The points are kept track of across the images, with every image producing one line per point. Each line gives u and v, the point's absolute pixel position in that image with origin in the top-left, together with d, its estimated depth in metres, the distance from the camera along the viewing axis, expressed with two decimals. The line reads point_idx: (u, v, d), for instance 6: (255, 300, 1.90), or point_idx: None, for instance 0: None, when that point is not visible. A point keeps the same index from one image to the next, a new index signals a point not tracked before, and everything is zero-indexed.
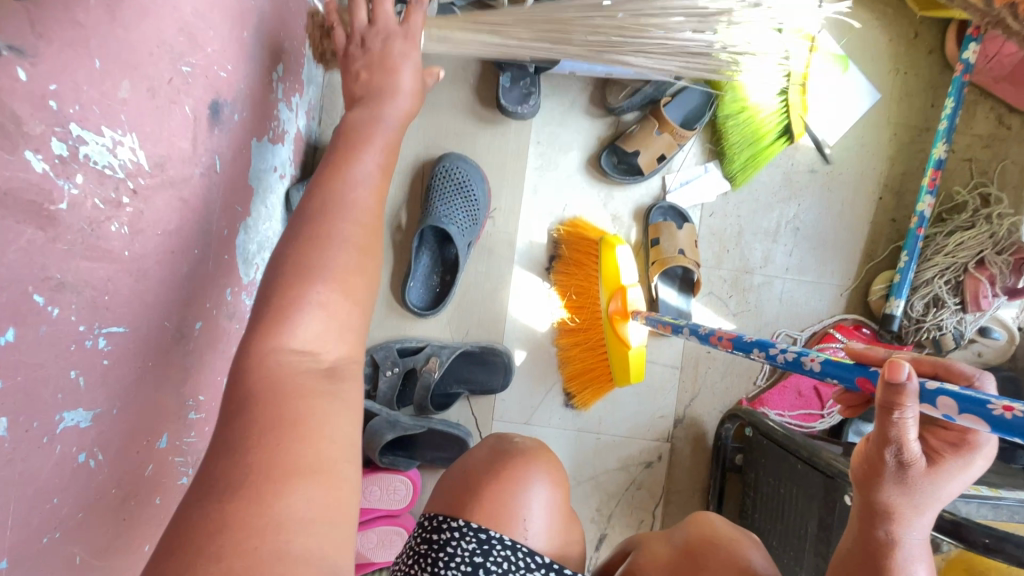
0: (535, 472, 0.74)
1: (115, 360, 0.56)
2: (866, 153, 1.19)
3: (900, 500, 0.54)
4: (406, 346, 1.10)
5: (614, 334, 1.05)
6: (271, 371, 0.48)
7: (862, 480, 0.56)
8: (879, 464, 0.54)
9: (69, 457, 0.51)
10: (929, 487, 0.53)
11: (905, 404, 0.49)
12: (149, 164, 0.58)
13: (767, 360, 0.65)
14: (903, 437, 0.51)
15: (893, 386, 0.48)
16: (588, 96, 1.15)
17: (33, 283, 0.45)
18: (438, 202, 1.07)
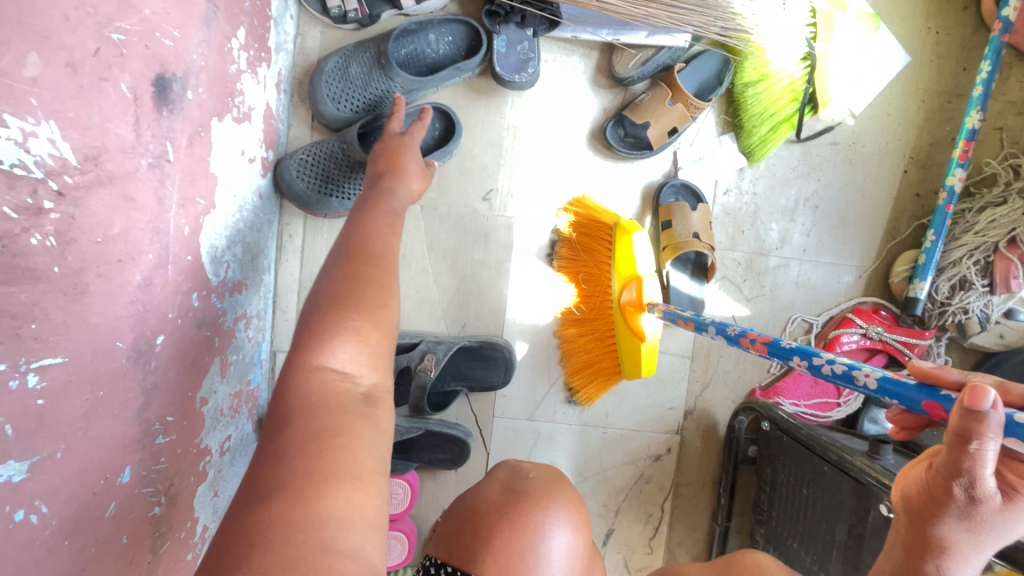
0: (554, 515, 0.69)
1: (54, 397, 0.47)
2: (891, 123, 1.10)
3: (961, 537, 0.48)
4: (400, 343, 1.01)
5: (625, 326, 0.96)
6: (312, 390, 0.54)
7: (919, 512, 0.50)
8: (942, 495, 0.48)
9: (1, 518, 0.43)
10: (997, 524, 0.47)
11: (986, 435, 0.42)
12: (78, 159, 0.48)
13: (811, 372, 0.59)
14: (976, 470, 0.45)
15: (975, 415, 0.42)
16: (592, 63, 1.04)
17: None
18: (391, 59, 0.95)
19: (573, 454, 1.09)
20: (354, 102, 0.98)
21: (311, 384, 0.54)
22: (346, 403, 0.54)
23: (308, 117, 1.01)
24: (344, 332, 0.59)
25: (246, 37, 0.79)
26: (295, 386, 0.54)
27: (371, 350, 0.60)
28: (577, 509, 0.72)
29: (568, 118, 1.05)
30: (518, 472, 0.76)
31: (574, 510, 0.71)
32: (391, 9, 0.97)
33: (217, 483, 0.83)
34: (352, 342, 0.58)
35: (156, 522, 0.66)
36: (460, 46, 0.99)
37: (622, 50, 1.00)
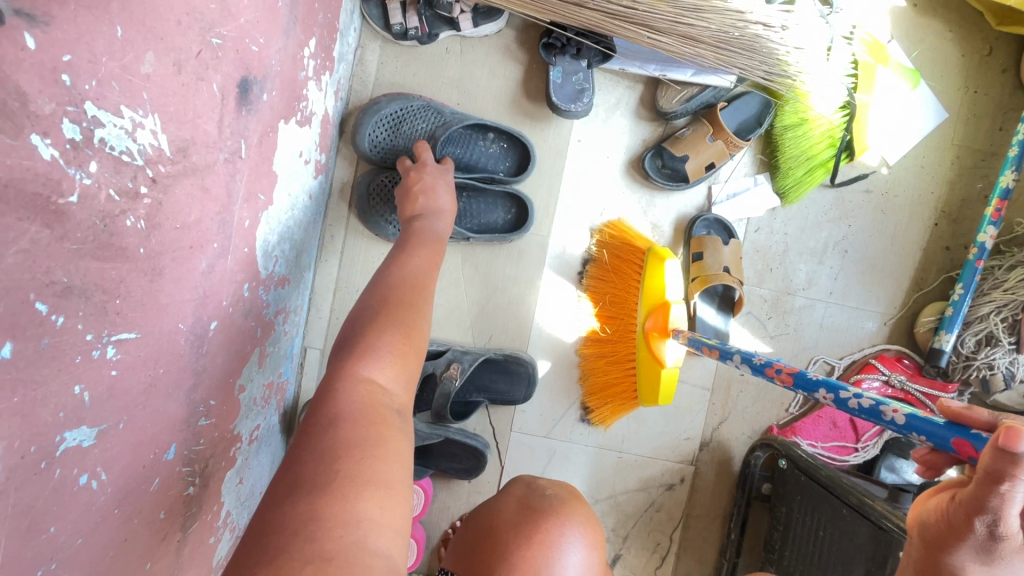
0: (568, 533, 0.70)
1: (124, 370, 0.50)
2: (925, 175, 1.11)
3: (974, 561, 0.51)
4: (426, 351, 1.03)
5: (647, 351, 0.97)
6: (355, 397, 0.58)
7: (935, 539, 0.53)
8: (962, 527, 0.50)
9: (68, 481, 0.45)
10: (1012, 554, 0.49)
11: (1017, 477, 0.44)
12: (171, 150, 0.51)
13: (835, 407, 0.60)
14: (1003, 510, 0.46)
15: (1008, 456, 0.43)
16: (636, 95, 1.08)
17: (36, 289, 0.38)
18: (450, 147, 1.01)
19: (587, 475, 1.10)
20: (387, 146, 1.00)
21: (353, 400, 0.57)
22: (384, 413, 0.58)
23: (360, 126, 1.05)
24: (380, 355, 0.64)
25: (316, 47, 0.83)
26: (340, 396, 0.58)
27: (400, 369, 0.65)
28: (592, 527, 0.73)
29: (607, 146, 1.08)
30: (534, 491, 0.77)
31: (588, 531, 0.72)
32: (449, 30, 1.00)
33: (242, 471, 0.85)
34: (386, 368, 0.63)
35: (188, 503, 0.68)
36: (509, 158, 1.04)
37: (668, 85, 1.04)
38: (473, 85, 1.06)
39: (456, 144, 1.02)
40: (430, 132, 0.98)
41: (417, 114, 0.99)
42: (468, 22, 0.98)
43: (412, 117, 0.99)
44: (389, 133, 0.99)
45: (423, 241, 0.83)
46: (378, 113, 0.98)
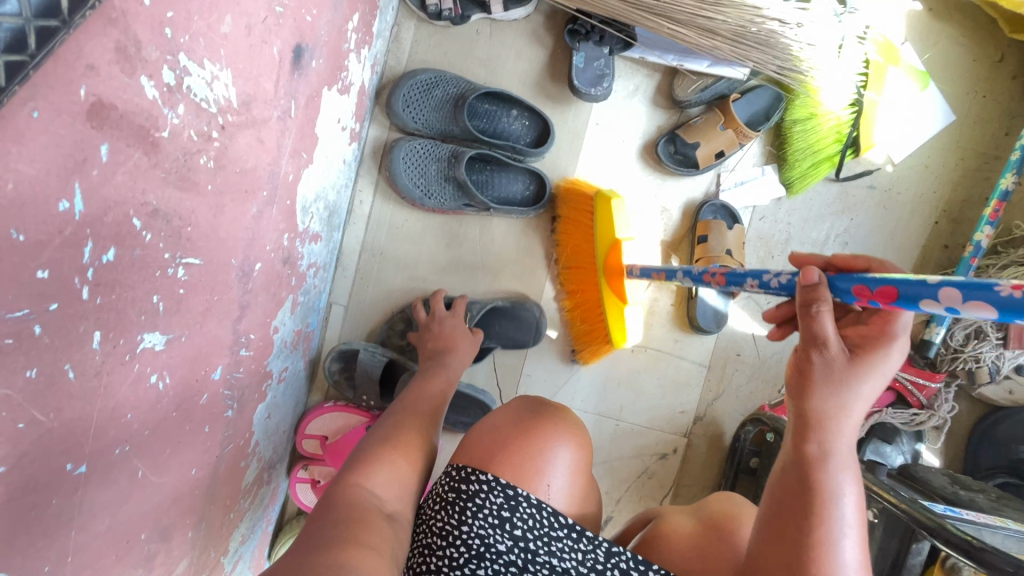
0: (558, 436, 0.79)
1: (189, 289, 0.58)
2: (928, 175, 1.16)
3: (826, 405, 0.60)
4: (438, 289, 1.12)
5: (611, 290, 1.04)
6: (343, 496, 0.65)
7: (796, 390, 0.62)
8: (808, 367, 0.61)
9: (143, 377, 0.53)
10: (847, 385, 0.59)
11: (820, 300, 0.61)
12: (238, 102, 0.59)
13: (761, 288, 0.71)
14: (824, 334, 0.60)
15: (808, 283, 0.62)
16: (654, 83, 1.14)
17: (133, 207, 0.46)
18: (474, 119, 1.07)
19: None
20: (418, 114, 1.06)
21: (345, 492, 0.66)
22: (371, 509, 0.65)
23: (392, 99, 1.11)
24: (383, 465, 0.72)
25: (358, 23, 0.90)
26: (334, 494, 0.66)
27: (401, 483, 0.71)
28: (579, 438, 0.81)
29: (623, 131, 1.14)
30: (533, 401, 0.84)
31: (576, 443, 0.80)
32: (480, 11, 1.06)
33: (270, 408, 0.94)
34: (385, 477, 0.70)
35: (227, 424, 0.76)
36: (529, 133, 1.10)
37: (684, 75, 1.09)
38: (500, 66, 1.13)
39: (482, 117, 1.08)
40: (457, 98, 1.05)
41: (449, 83, 1.06)
42: (499, 5, 1.04)
43: (442, 86, 1.06)
44: (419, 100, 1.05)
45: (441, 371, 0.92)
46: (411, 81, 1.05)
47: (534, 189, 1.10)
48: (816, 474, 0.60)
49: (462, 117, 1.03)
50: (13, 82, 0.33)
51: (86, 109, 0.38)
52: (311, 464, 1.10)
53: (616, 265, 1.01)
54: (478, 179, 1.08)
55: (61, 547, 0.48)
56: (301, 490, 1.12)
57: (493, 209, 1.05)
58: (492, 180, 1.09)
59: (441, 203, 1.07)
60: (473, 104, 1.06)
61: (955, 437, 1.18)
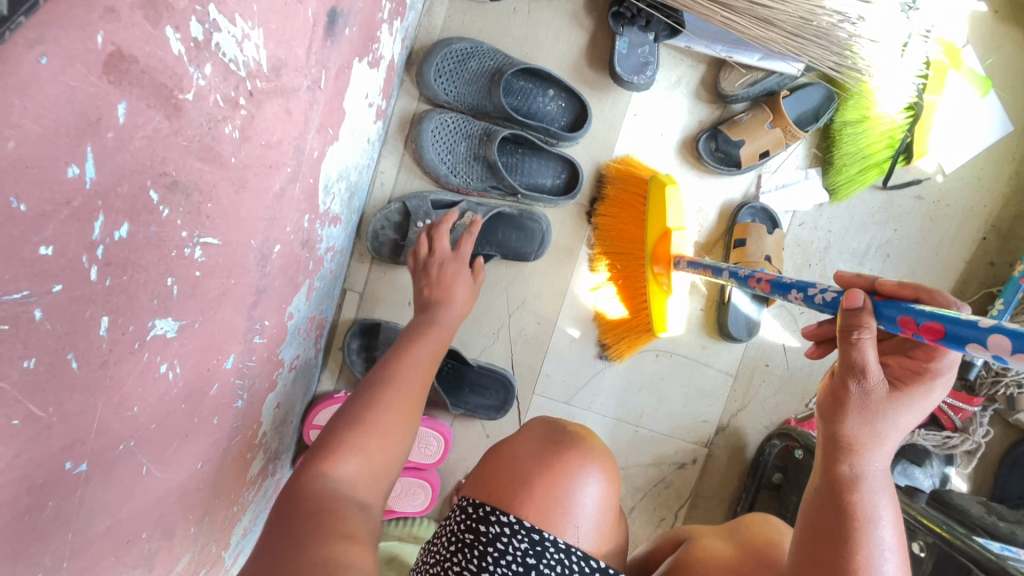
0: (586, 468, 0.74)
1: (206, 272, 0.52)
2: (980, 188, 1.10)
3: (861, 430, 0.57)
4: (440, 199, 1.04)
5: (656, 278, 0.98)
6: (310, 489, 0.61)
7: (827, 414, 0.59)
8: (843, 393, 0.57)
9: (152, 366, 0.48)
10: (886, 411, 0.56)
11: (864, 326, 0.55)
12: (268, 67, 0.53)
13: (804, 302, 0.66)
14: (864, 363, 0.55)
15: (852, 309, 0.56)
16: (698, 75, 1.07)
17: (151, 178, 0.40)
18: (509, 95, 1.01)
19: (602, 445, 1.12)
20: (451, 87, 1.00)
21: (313, 486, 0.61)
22: (343, 505, 0.61)
23: None
24: (355, 449, 0.67)
25: None
26: (303, 484, 0.62)
27: (376, 467, 0.68)
28: (608, 466, 0.77)
29: (662, 124, 1.08)
30: (555, 428, 0.79)
31: (606, 470, 0.76)
32: None
33: (279, 396, 0.88)
34: (357, 460, 0.66)
35: (235, 415, 0.71)
36: (565, 116, 1.04)
37: (732, 68, 1.03)
38: (537, 47, 1.06)
39: (517, 94, 1.02)
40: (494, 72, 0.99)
41: (486, 55, 0.99)
42: None
43: (478, 57, 0.99)
44: (453, 71, 1.00)
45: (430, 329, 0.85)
46: (447, 49, 0.98)
47: (564, 179, 1.05)
48: (847, 496, 0.58)
49: (496, 93, 0.98)
50: (17, 11, 0.27)
51: (102, 60, 0.33)
52: None
53: (664, 257, 0.95)
54: (507, 160, 1.03)
55: (56, 552, 0.43)
56: None
57: (521, 195, 1.02)
58: (521, 161, 1.04)
59: (467, 182, 1.03)
60: (510, 80, 1.00)
61: (986, 462, 1.14)
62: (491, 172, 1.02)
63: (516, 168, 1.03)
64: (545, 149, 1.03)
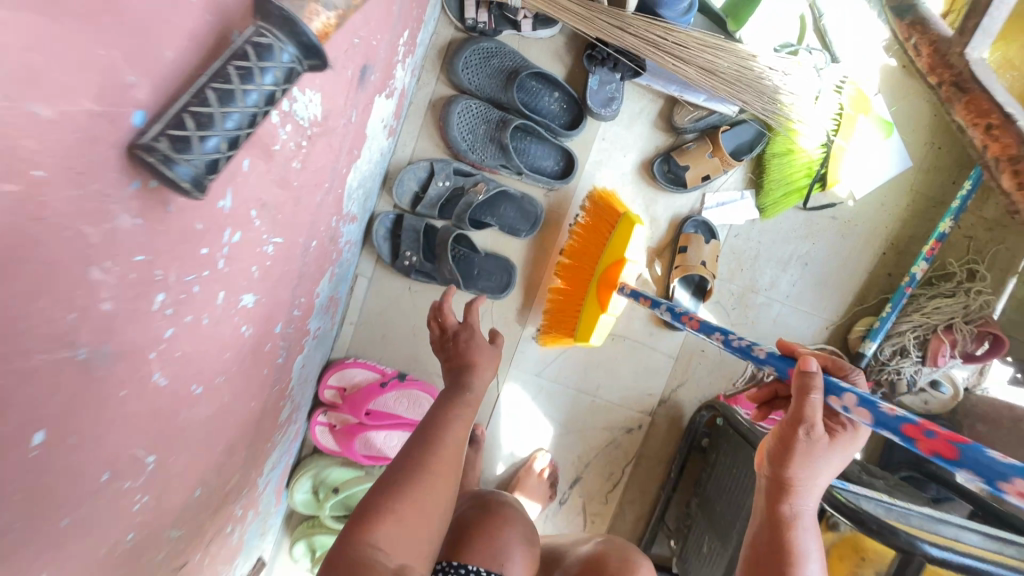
0: (510, 537, 0.93)
1: (273, 260, 0.74)
2: (884, 211, 1.34)
3: (801, 475, 0.70)
4: (461, 167, 1.23)
5: (596, 295, 1.20)
6: (352, 552, 0.65)
7: (776, 457, 0.70)
8: (792, 441, 0.68)
9: (238, 325, 0.70)
10: (821, 462, 0.69)
11: (815, 388, 0.65)
12: (321, 116, 0.74)
13: (723, 343, 0.87)
14: (812, 417, 0.66)
15: (805, 372, 0.66)
16: (656, 108, 1.29)
17: (253, 202, 0.61)
18: (521, 92, 1.20)
19: (564, 410, 1.37)
20: (474, 77, 1.20)
21: (357, 546, 0.65)
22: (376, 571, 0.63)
23: (439, 72, 1.23)
24: (386, 515, 0.69)
25: (407, 37, 1.03)
26: (347, 546, 0.65)
27: (407, 531, 0.70)
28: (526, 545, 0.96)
29: (625, 147, 1.29)
30: (485, 503, 1.01)
31: (520, 542, 0.95)
32: (511, 30, 1.19)
33: (306, 355, 1.11)
34: (389, 523, 0.68)
35: (277, 368, 0.93)
36: (565, 114, 1.24)
37: (683, 105, 1.25)
38: None
39: (528, 92, 1.21)
40: (511, 72, 1.18)
41: (506, 56, 1.19)
42: (529, 26, 1.18)
43: (498, 57, 1.19)
44: (477, 65, 1.19)
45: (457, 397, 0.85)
46: (473, 47, 1.18)
47: (563, 165, 1.25)
48: (784, 534, 0.71)
49: (512, 89, 1.17)
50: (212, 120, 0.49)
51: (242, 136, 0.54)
52: (330, 410, 1.28)
53: (612, 280, 1.18)
54: (516, 140, 1.20)
55: (180, 445, 0.65)
56: (318, 433, 1.29)
57: (525, 175, 1.20)
58: (528, 145, 1.22)
59: (482, 159, 1.21)
60: (523, 80, 1.19)
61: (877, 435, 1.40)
62: (502, 152, 1.19)
63: (524, 151, 1.21)
64: (547, 139, 1.22)
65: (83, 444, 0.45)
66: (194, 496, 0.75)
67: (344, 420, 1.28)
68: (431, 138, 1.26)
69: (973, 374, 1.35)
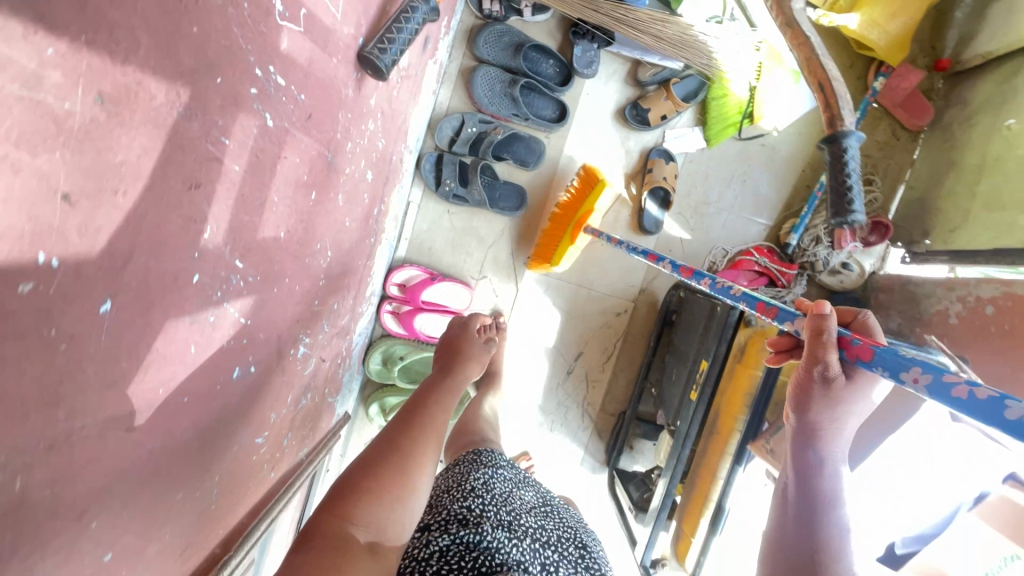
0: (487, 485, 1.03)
1: (380, 155, 1.20)
2: (801, 139, 1.79)
3: (825, 422, 0.90)
4: (483, 117, 1.68)
5: (570, 235, 1.66)
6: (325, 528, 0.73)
7: (802, 404, 0.90)
8: (811, 386, 0.87)
9: (365, 189, 1.16)
10: (843, 407, 0.88)
11: (828, 327, 0.80)
12: (406, 65, 1.20)
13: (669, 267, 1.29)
14: (826, 360, 0.82)
15: (819, 314, 0.81)
16: (626, 70, 1.75)
17: (380, 107, 1.07)
18: (526, 60, 1.65)
19: (568, 300, 1.82)
20: (491, 51, 1.65)
21: (328, 526, 0.73)
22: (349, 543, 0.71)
23: (465, 49, 1.69)
24: (361, 498, 0.79)
25: (447, 22, 1.50)
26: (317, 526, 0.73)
27: (379, 515, 0.79)
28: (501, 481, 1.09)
29: (604, 99, 1.75)
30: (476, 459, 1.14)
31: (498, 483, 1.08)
32: (516, 16, 1.65)
33: (380, 251, 1.55)
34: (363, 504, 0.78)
35: (369, 244, 1.38)
36: (558, 75, 1.70)
37: (645, 65, 1.70)
38: None
39: (531, 60, 1.66)
40: (517, 45, 1.64)
41: (514, 35, 1.65)
42: (529, 11, 1.63)
43: (507, 36, 1.65)
44: (493, 42, 1.64)
45: (427, 408, 1.03)
46: (489, 29, 1.64)
47: (558, 112, 1.70)
48: (816, 480, 0.93)
49: (519, 57, 1.63)
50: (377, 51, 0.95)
51: None
52: (394, 301, 1.72)
53: (582, 225, 1.64)
54: (524, 94, 1.66)
55: (337, 256, 1.11)
56: (386, 319, 1.73)
57: (531, 119, 1.65)
58: (532, 97, 1.67)
59: (499, 110, 1.66)
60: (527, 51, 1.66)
61: None
62: (514, 104, 1.65)
63: (530, 103, 1.67)
64: (546, 94, 1.68)
65: (318, 208, 0.90)
66: (333, 305, 1.20)
67: (404, 309, 1.72)
68: (461, 97, 1.71)
69: (878, 260, 1.71)
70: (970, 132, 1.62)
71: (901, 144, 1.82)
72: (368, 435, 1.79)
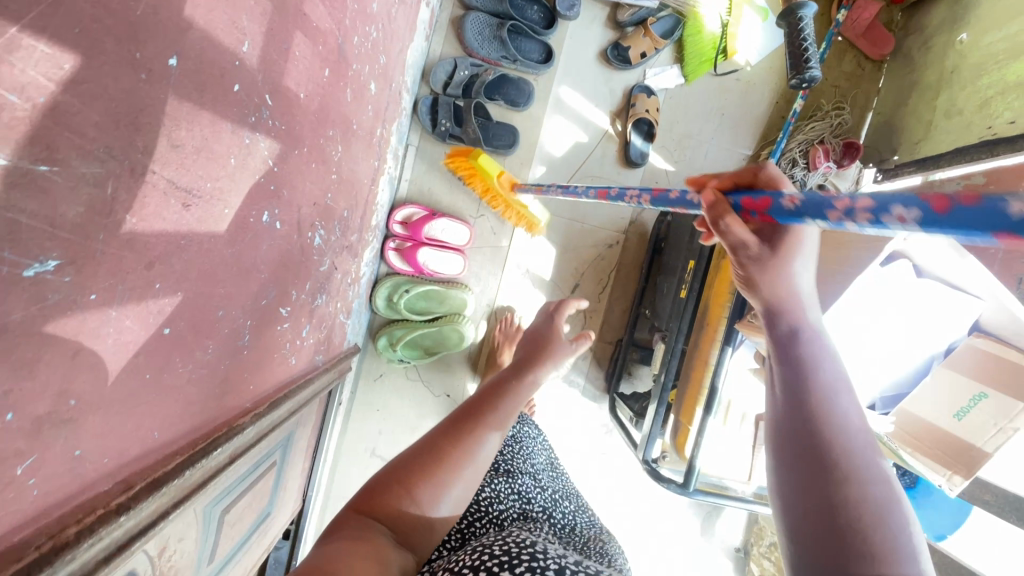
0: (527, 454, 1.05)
1: (381, 72, 1.29)
2: (773, 72, 1.91)
3: (775, 290, 0.79)
4: (474, 61, 1.79)
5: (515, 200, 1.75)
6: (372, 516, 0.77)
7: (749, 289, 0.81)
8: (748, 269, 0.78)
9: (369, 100, 1.25)
10: (780, 271, 0.78)
11: (723, 216, 0.75)
12: None
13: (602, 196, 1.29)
14: (739, 239, 0.75)
15: (709, 207, 0.76)
16: (606, 14, 1.87)
17: (382, 17, 1.17)
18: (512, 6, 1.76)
19: (563, 234, 1.92)
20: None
21: (379, 512, 0.78)
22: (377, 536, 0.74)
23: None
24: (405, 494, 0.81)
25: None
26: (366, 513, 0.78)
27: (420, 511, 0.81)
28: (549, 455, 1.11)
29: (587, 41, 1.87)
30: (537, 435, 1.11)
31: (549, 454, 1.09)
32: None
33: (383, 184, 1.63)
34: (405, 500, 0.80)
35: (374, 170, 1.47)
36: (543, 20, 1.81)
37: (623, 7, 1.82)
38: None
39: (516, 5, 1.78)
40: None
41: None
42: None
43: None
44: None
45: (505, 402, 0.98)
46: None
47: (545, 54, 1.81)
48: (807, 380, 0.72)
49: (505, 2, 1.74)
50: None
51: None
52: (397, 239, 1.80)
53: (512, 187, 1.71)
54: (512, 37, 1.77)
55: (346, 158, 1.20)
56: (390, 258, 1.80)
57: (519, 60, 1.76)
58: (519, 40, 1.78)
59: (489, 53, 1.77)
60: None
61: None
62: (503, 46, 1.76)
63: (518, 44, 1.78)
64: (533, 37, 1.78)
65: (331, 92, 0.99)
66: (343, 213, 1.28)
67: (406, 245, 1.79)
68: (452, 45, 1.82)
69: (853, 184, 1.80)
70: (928, 53, 1.74)
71: (867, 74, 1.94)
72: (377, 368, 1.91)
